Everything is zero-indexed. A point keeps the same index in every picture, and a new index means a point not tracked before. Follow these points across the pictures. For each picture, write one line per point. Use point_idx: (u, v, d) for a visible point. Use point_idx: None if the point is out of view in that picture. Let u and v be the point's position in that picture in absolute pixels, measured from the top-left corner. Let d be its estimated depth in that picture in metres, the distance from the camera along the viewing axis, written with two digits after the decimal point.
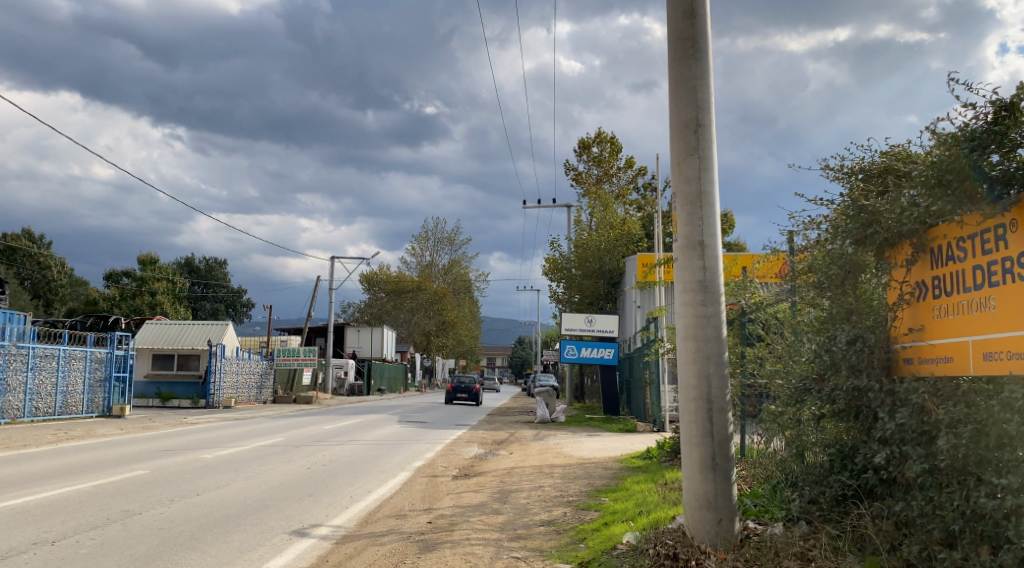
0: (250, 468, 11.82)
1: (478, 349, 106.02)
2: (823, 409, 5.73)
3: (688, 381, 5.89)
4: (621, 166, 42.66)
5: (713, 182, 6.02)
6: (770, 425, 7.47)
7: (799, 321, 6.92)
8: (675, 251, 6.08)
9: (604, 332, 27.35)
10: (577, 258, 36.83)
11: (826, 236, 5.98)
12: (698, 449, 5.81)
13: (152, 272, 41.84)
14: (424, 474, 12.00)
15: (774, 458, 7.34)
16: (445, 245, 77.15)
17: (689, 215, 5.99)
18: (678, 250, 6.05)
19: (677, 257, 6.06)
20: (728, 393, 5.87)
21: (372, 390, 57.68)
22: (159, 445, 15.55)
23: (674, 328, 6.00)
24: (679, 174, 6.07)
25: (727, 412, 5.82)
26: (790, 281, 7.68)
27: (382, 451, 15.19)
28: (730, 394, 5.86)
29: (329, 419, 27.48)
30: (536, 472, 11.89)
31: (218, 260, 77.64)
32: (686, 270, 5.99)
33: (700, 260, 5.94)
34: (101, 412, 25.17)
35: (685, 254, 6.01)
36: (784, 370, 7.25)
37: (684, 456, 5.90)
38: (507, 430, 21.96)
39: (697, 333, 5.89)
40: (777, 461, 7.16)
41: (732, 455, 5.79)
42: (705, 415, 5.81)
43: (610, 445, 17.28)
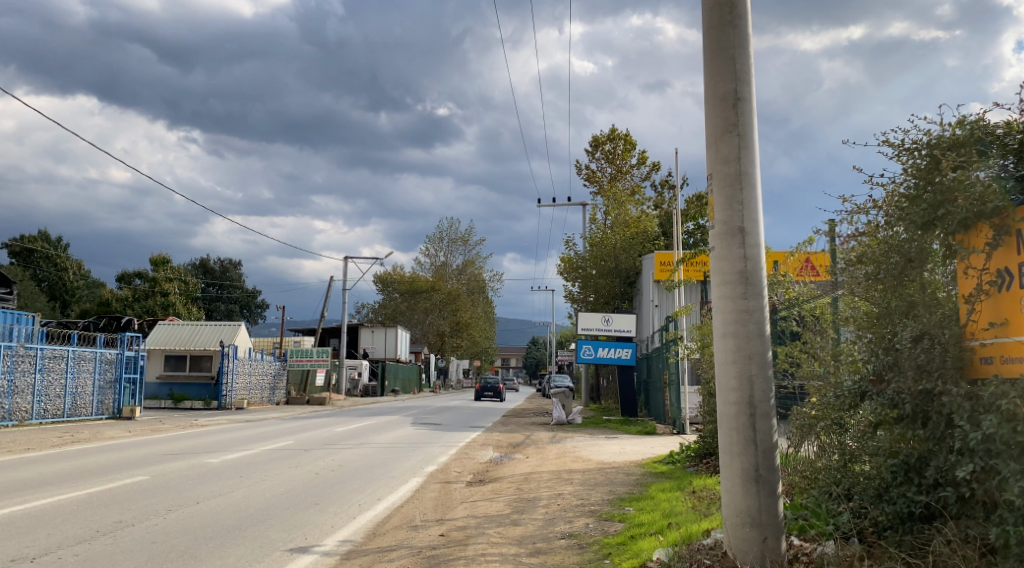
0: (256, 474, 11.31)
1: (492, 350, 105.52)
2: (885, 415, 5.15)
3: (728, 383, 5.31)
4: (636, 163, 42.03)
5: (754, 161, 5.46)
6: (814, 431, 6.88)
7: (847, 318, 6.33)
8: (711, 240, 5.51)
9: (621, 332, 26.75)
10: (593, 257, 36.25)
11: (886, 222, 5.40)
12: (740, 458, 5.23)
13: (164, 274, 41.51)
14: (437, 480, 11.46)
15: (817, 466, 6.75)
16: (458, 245, 76.71)
17: (728, 199, 5.43)
18: (716, 239, 5.48)
19: (714, 246, 5.49)
20: (772, 397, 5.29)
21: (386, 391, 57.27)
22: (165, 448, 15.08)
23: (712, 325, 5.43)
24: (715, 155, 5.50)
25: (772, 417, 5.24)
26: (834, 274, 7.11)
27: (395, 454, 14.68)
28: (775, 398, 5.29)
29: (342, 420, 27.05)
30: (554, 478, 11.32)
31: (233, 261, 77.53)
32: (724, 260, 5.42)
33: (740, 249, 5.37)
34: (111, 414, 24.80)
35: (723, 242, 5.43)
36: (831, 372, 6.66)
37: (724, 467, 5.33)
38: (523, 433, 21.39)
39: (738, 330, 5.31)
40: (822, 470, 6.57)
41: (777, 466, 5.21)
42: (747, 421, 5.24)
43: (629, 448, 16.70)
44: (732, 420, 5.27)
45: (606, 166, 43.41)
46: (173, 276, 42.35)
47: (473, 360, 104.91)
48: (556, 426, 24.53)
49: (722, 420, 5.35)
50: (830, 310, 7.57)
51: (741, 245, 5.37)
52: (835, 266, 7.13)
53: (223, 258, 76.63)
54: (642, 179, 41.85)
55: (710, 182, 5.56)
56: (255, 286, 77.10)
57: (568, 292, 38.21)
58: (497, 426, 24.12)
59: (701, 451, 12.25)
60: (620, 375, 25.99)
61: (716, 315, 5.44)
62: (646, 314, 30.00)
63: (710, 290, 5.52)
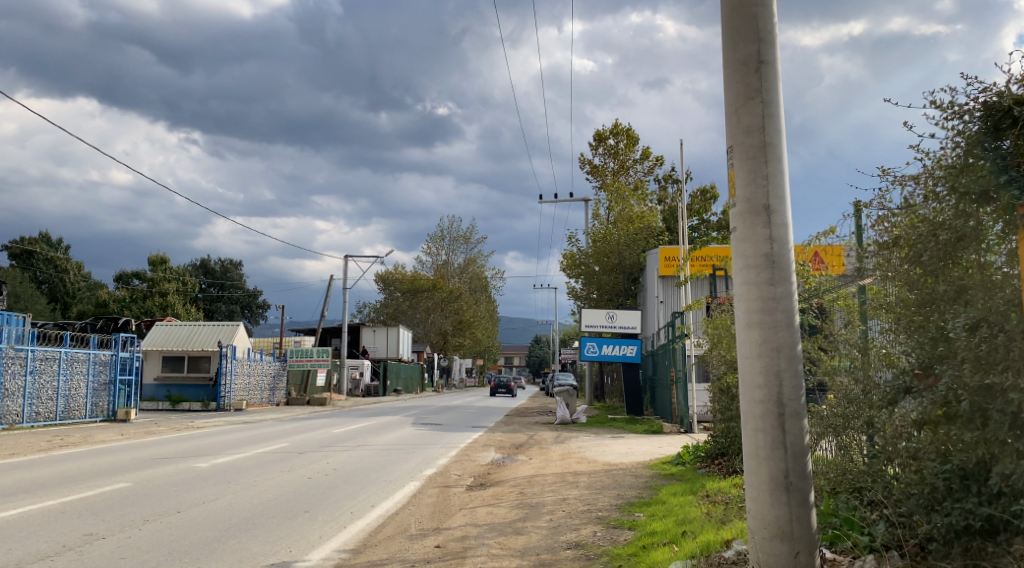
0: (246, 479, 10.77)
1: (495, 349, 104.99)
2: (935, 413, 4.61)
3: (753, 379, 4.74)
4: (640, 158, 41.48)
5: (780, 131, 4.90)
6: (848, 433, 6.33)
7: (883, 310, 5.78)
8: (733, 220, 4.95)
9: (626, 328, 26.20)
10: (596, 253, 35.70)
11: (935, 200, 4.87)
12: (767, 464, 4.67)
13: (162, 273, 41.00)
14: (436, 484, 10.91)
15: (853, 471, 6.19)
16: (460, 244, 76.19)
17: (752, 174, 4.86)
18: (738, 218, 4.91)
19: (736, 227, 4.92)
20: (803, 395, 4.73)
21: (388, 391, 56.73)
22: (154, 452, 14.52)
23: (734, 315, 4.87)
24: (736, 124, 4.94)
25: (803, 417, 4.68)
26: (863, 261, 6.56)
27: (394, 457, 14.11)
28: (805, 395, 4.73)
29: (341, 421, 26.52)
30: (558, 482, 10.76)
31: (233, 261, 77.05)
32: (748, 242, 4.86)
33: (766, 229, 4.81)
34: (105, 416, 24.30)
35: (746, 222, 4.87)
36: (866, 368, 6.12)
37: (748, 473, 4.77)
38: (526, 433, 20.83)
39: (764, 320, 4.75)
40: (858, 474, 6.02)
41: (809, 472, 4.65)
42: (775, 421, 4.67)
43: (636, 448, 16.14)
44: (759, 420, 4.70)
45: (608, 161, 42.87)
46: (171, 276, 41.81)
47: (476, 359, 104.37)
48: (560, 425, 23.97)
49: (747, 421, 4.78)
50: (856, 301, 7.02)
51: (767, 225, 4.81)
52: (863, 252, 6.58)
53: (224, 258, 76.08)
54: (645, 174, 41.30)
55: (730, 155, 4.99)
56: (256, 286, 76.59)
57: (571, 289, 37.67)
58: (500, 426, 23.57)
59: (712, 451, 11.70)
60: (625, 372, 25.44)
61: (738, 303, 4.88)
62: (651, 310, 29.41)
63: (732, 275, 4.95)
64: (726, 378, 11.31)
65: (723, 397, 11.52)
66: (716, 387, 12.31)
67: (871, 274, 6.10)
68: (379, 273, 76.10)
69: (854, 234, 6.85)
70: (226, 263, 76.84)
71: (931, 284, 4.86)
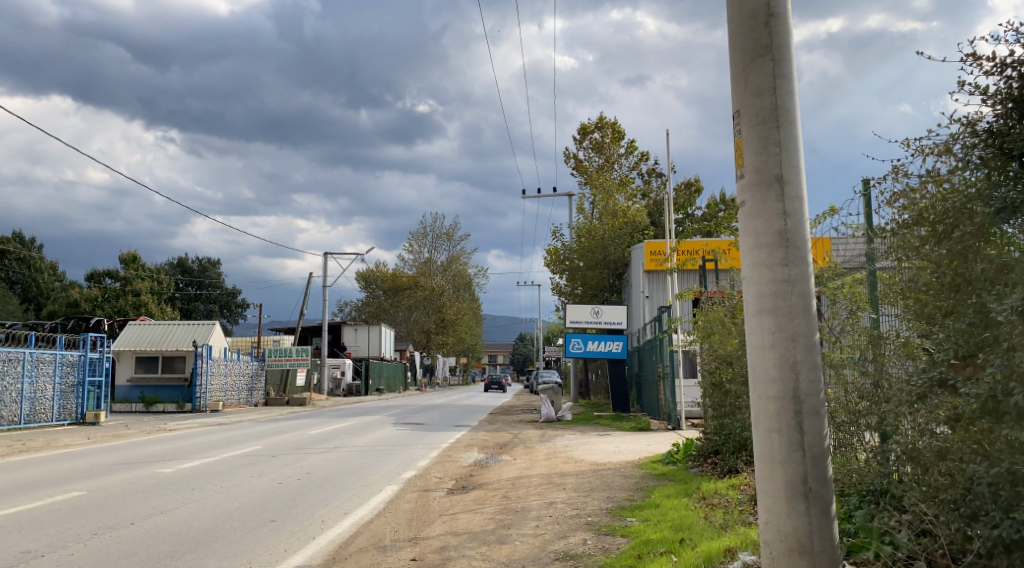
0: (212, 485, 10.13)
1: (479, 347, 104.29)
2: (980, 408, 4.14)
3: (766, 372, 4.19)
4: (624, 152, 41.00)
5: (792, 92, 4.34)
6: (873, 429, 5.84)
7: (904, 298, 5.29)
8: (740, 193, 4.39)
9: (612, 324, 25.72)
10: (580, 248, 35.19)
11: (977, 172, 4.44)
12: (783, 468, 4.12)
13: (134, 272, 40.31)
14: (415, 488, 10.34)
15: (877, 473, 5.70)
16: (444, 241, 75.45)
17: (763, 140, 4.30)
18: (745, 191, 4.36)
19: (744, 201, 4.37)
20: (823, 389, 4.19)
21: (370, 390, 55.97)
22: (120, 456, 13.83)
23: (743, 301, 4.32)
24: (743, 85, 4.38)
25: (822, 415, 4.15)
26: (875, 245, 6.08)
27: (372, 459, 13.51)
28: (825, 390, 4.19)
29: (320, 422, 25.83)
30: (544, 484, 10.22)
31: (212, 260, 75.97)
32: (758, 218, 4.30)
33: (778, 202, 4.26)
34: (73, 419, 23.53)
35: (754, 195, 4.32)
36: (890, 360, 5.65)
37: (760, 478, 4.23)
38: (510, 432, 20.27)
39: (778, 305, 4.20)
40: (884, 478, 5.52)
41: (830, 476, 4.12)
42: (792, 420, 4.13)
43: (624, 446, 15.63)
44: (773, 419, 4.16)
45: (593, 156, 42.36)
46: (144, 274, 40.89)
47: (459, 358, 103.62)
48: (545, 423, 23.44)
49: (758, 419, 4.23)
50: (864, 289, 6.54)
51: (779, 198, 4.26)
52: (876, 237, 6.10)
53: (202, 257, 75.00)
54: (630, 168, 40.81)
55: (736, 121, 4.44)
56: (235, 285, 75.55)
57: (555, 284, 37.14)
58: (483, 425, 23.00)
59: (704, 448, 11.21)
60: (610, 369, 24.97)
61: (748, 286, 4.33)
62: (636, 305, 28.94)
63: (739, 255, 4.40)
64: (719, 373, 10.81)
65: (715, 392, 11.02)
66: (707, 381, 11.82)
67: (887, 259, 5.62)
68: (361, 271, 75.28)
69: (865, 217, 6.39)
70: (204, 262, 75.74)
71: (967, 265, 4.40)
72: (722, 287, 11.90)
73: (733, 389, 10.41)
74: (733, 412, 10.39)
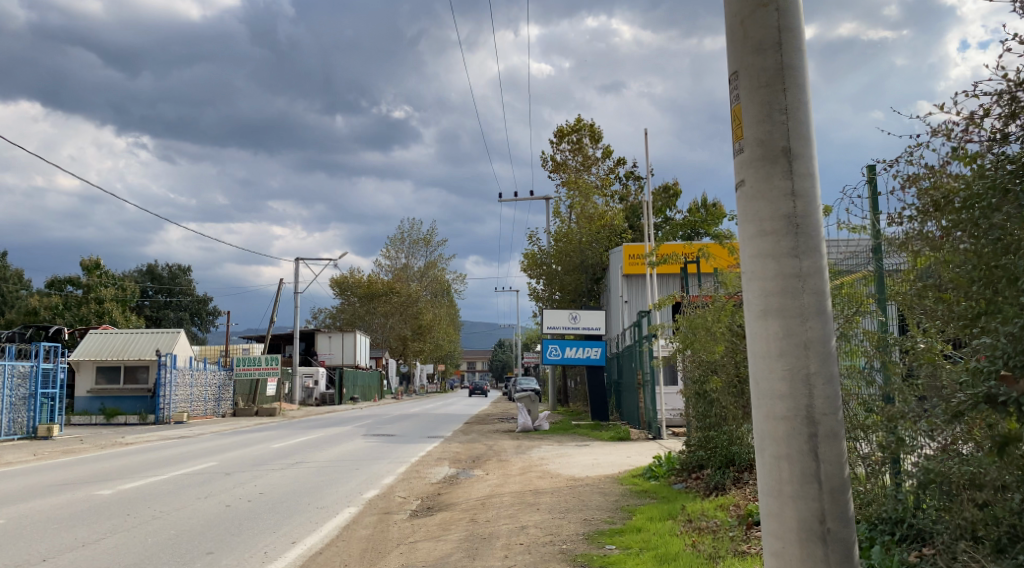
0: (150, 510, 9.23)
1: (455, 353, 103.31)
2: None
3: (773, 388, 3.44)
4: (602, 155, 40.45)
5: (800, 49, 3.61)
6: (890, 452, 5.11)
7: (930, 301, 4.58)
8: (738, 170, 3.63)
9: (590, 330, 24.96)
10: (557, 252, 34.51)
11: None
12: (796, 505, 3.36)
13: (97, 279, 38.46)
14: (376, 510, 9.47)
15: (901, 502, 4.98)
16: (420, 247, 74.58)
17: (766, 105, 3.55)
18: (744, 167, 3.60)
19: (743, 179, 3.61)
20: (840, 407, 3.45)
21: (344, 399, 54.87)
22: (64, 475, 12.86)
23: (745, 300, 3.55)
24: (742, 39, 3.64)
25: (841, 439, 3.40)
26: (883, 240, 5.38)
27: (334, 476, 12.64)
28: (843, 409, 3.45)
29: (287, 433, 24.83)
30: (515, 504, 9.43)
31: (182, 267, 74.48)
32: (760, 200, 3.55)
33: (785, 180, 3.51)
34: (25, 434, 22.42)
35: (756, 171, 3.56)
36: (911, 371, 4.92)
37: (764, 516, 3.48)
38: (484, 443, 19.44)
39: (787, 306, 3.45)
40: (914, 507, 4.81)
41: (851, 515, 3.37)
42: (806, 445, 3.38)
43: (602, 458, 14.88)
44: (780, 445, 3.41)
45: (570, 159, 41.78)
46: (107, 281, 39.50)
47: (436, 365, 102.56)
48: (521, 433, 22.67)
49: (761, 445, 3.49)
50: (865, 288, 5.82)
51: (787, 174, 3.51)
52: (884, 232, 5.40)
53: (172, 264, 73.54)
54: (607, 172, 40.28)
55: (733, 84, 3.69)
56: (206, 294, 73.68)
57: (532, 290, 36.43)
58: (456, 436, 22.18)
59: (688, 461, 10.54)
60: (589, 375, 24.26)
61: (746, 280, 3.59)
62: (615, 310, 28.30)
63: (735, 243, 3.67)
64: (703, 381, 10.10)
65: (699, 401, 10.32)
66: (690, 390, 11.12)
67: (900, 252, 4.92)
68: (335, 277, 74.15)
69: (872, 212, 5.66)
70: (175, 269, 74.21)
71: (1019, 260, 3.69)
72: (703, 289, 11.23)
73: (717, 395, 9.72)
74: (719, 422, 9.71)
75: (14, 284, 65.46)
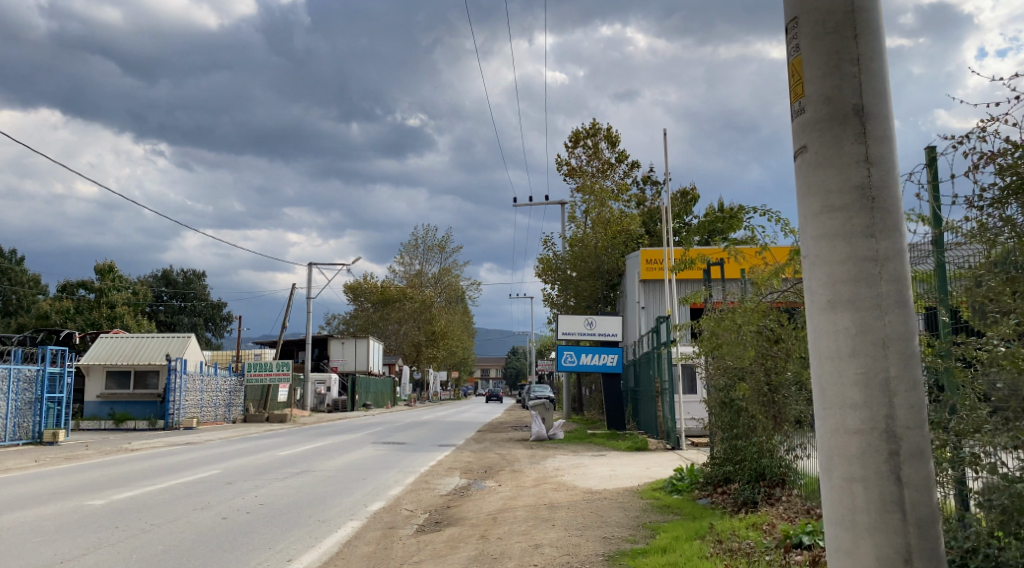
0: (140, 522, 8.75)
1: (469, 361, 102.74)
2: None
3: (854, 388, 3.50)
4: (618, 160, 39.84)
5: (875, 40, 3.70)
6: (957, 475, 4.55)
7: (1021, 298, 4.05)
8: (812, 161, 3.69)
9: (606, 336, 24.23)
10: (572, 257, 33.93)
11: None
12: (881, 510, 3.43)
13: (111, 282, 38.02)
14: (381, 524, 8.92)
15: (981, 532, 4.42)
16: (434, 253, 74.18)
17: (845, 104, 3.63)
18: (820, 158, 3.67)
19: (817, 169, 3.67)
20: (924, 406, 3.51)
21: (357, 406, 54.39)
22: (61, 482, 12.41)
23: (823, 299, 3.61)
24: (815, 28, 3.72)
25: (926, 438, 3.48)
26: (948, 230, 4.79)
27: (340, 486, 12.13)
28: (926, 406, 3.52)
29: (297, 440, 24.31)
30: (529, 519, 8.85)
31: (197, 272, 74.39)
32: (840, 191, 3.62)
33: (865, 172, 3.60)
34: (30, 439, 22.06)
35: (830, 161, 3.64)
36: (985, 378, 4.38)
37: (835, 531, 3.55)
38: (497, 452, 18.85)
39: (868, 304, 3.53)
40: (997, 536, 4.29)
41: (935, 511, 3.45)
42: (891, 444, 3.45)
43: (620, 470, 14.26)
44: (856, 463, 3.48)
45: (586, 164, 41.19)
46: (121, 285, 39.19)
47: (449, 372, 102.02)
48: (535, 442, 22.07)
49: (833, 465, 3.56)
50: (918, 282, 5.22)
51: (866, 169, 3.60)
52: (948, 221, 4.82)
53: (187, 269, 73.42)
54: (623, 176, 39.66)
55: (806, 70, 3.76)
56: (221, 299, 73.42)
57: (546, 296, 35.82)
58: (469, 444, 21.60)
59: (714, 474, 9.92)
60: (605, 383, 23.58)
61: (816, 276, 3.67)
62: (631, 317, 27.64)
63: (802, 235, 3.75)
64: (729, 389, 9.47)
65: (725, 410, 9.68)
66: (715, 398, 10.48)
67: (975, 240, 4.42)
68: (349, 283, 73.81)
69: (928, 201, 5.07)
70: (190, 274, 74.12)
71: None
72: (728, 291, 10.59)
73: (744, 404, 9.09)
74: (747, 434, 9.07)
75: (31, 289, 65.58)
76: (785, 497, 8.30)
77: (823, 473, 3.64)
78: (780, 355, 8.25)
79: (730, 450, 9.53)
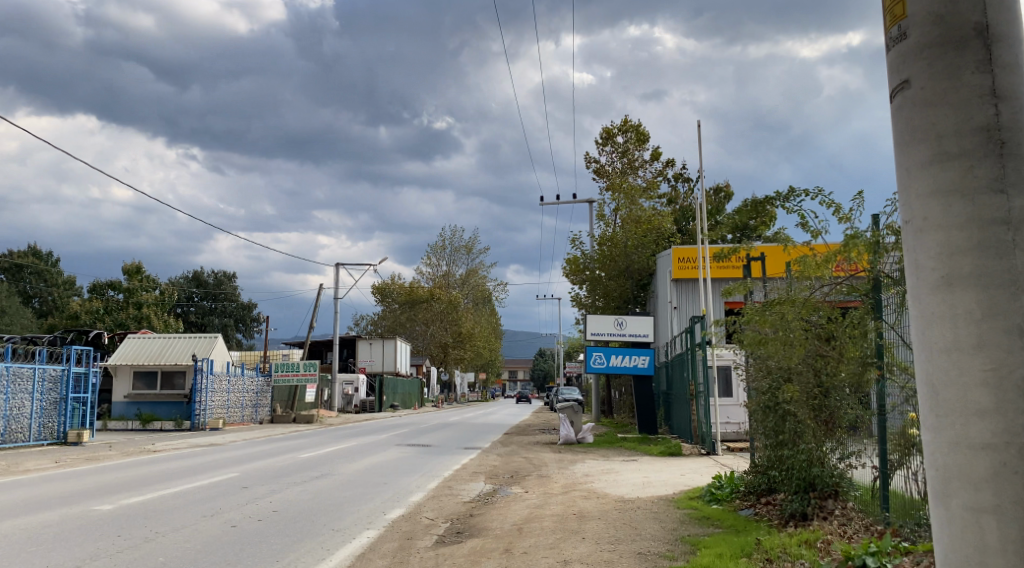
0: (147, 530, 8.30)
1: (496, 363, 102.22)
2: None
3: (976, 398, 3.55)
4: (647, 157, 39.10)
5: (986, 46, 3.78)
6: None
7: None
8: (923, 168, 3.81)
9: (637, 336, 23.49)
10: (602, 257, 33.24)
11: None
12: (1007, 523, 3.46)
13: (139, 283, 38.15)
14: (399, 533, 8.37)
15: None
16: (462, 254, 73.87)
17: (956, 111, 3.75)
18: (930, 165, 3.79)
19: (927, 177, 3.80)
20: None
21: (384, 407, 54.07)
22: (74, 485, 12.03)
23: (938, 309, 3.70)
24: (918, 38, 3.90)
25: None
26: None
27: (360, 491, 11.62)
28: None
29: (321, 442, 23.90)
30: (556, 531, 8.26)
31: (227, 274, 74.78)
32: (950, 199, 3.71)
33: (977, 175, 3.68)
34: (54, 439, 21.87)
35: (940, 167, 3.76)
36: None
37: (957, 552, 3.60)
38: (524, 456, 18.26)
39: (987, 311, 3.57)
40: None
41: None
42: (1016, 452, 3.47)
43: (652, 476, 13.63)
44: (987, 489, 3.50)
45: (614, 162, 40.50)
46: (149, 285, 39.16)
47: (477, 374, 101.60)
48: (564, 446, 21.45)
49: (954, 490, 3.60)
50: None
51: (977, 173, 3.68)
52: None
53: (218, 270, 73.85)
54: (653, 174, 38.92)
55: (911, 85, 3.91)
56: (250, 300, 73.59)
57: (575, 296, 35.18)
58: (495, 447, 21.03)
59: (757, 483, 9.25)
60: (636, 386, 22.69)
61: (930, 281, 3.75)
62: (663, 318, 26.82)
63: (913, 235, 3.87)
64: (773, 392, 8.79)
65: (769, 414, 9.01)
66: (756, 400, 9.79)
67: None
68: (377, 284, 73.65)
69: None
70: (220, 275, 74.52)
71: None
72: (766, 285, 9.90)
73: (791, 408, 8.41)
74: (794, 440, 8.39)
75: (65, 290, 66.29)
76: (839, 511, 7.61)
77: (942, 496, 3.67)
78: (833, 355, 7.57)
79: (777, 457, 8.85)
